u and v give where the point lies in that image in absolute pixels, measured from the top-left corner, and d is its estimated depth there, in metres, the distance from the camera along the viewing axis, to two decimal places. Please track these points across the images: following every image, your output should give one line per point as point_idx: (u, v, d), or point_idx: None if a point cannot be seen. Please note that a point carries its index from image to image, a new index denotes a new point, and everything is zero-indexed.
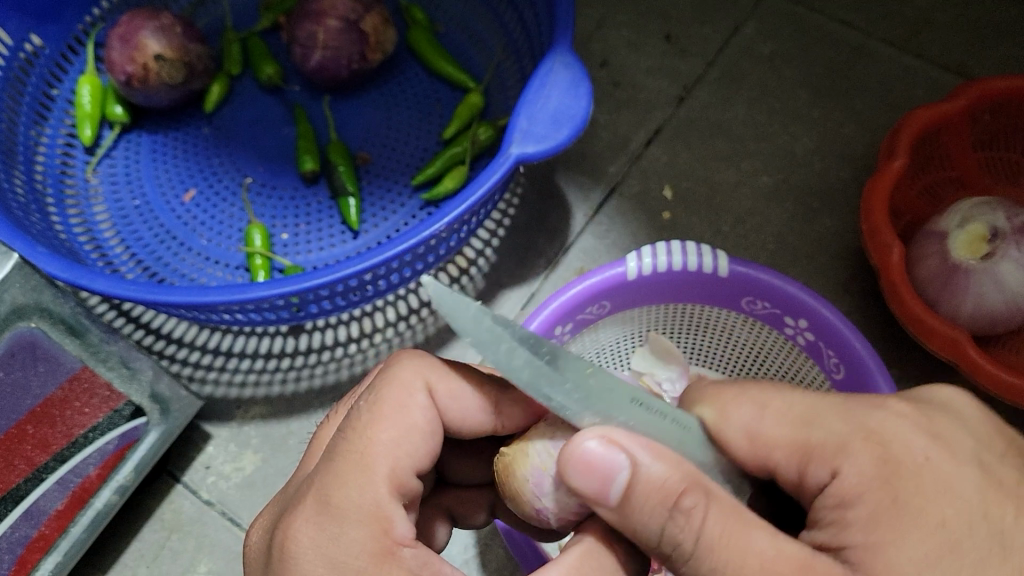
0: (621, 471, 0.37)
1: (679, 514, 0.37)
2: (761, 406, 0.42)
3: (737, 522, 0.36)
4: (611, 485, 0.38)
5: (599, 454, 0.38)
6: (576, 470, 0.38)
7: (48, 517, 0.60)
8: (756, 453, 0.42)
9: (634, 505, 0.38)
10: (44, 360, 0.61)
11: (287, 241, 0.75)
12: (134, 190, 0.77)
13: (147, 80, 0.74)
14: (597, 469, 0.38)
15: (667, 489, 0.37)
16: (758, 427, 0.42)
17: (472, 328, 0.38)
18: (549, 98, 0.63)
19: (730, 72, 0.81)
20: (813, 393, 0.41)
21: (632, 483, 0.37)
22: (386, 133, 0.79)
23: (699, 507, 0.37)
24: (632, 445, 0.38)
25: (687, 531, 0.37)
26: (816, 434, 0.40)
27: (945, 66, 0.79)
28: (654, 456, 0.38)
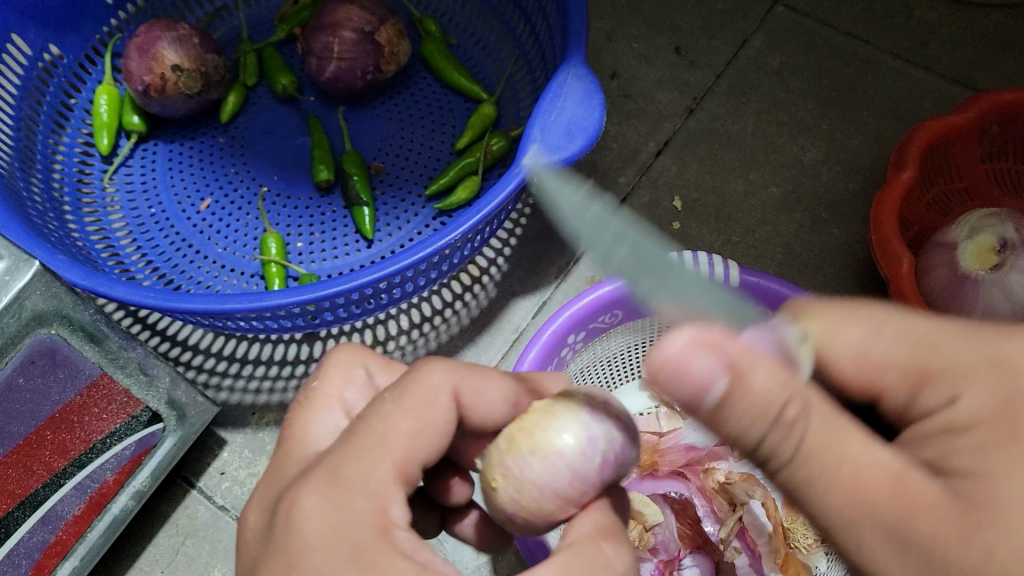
0: (718, 382, 0.32)
1: (781, 428, 0.32)
2: (872, 331, 0.38)
3: (839, 429, 0.32)
4: (710, 396, 0.32)
5: (696, 361, 0.32)
6: (667, 374, 0.32)
7: (66, 521, 0.60)
8: (864, 378, 0.38)
9: (730, 411, 0.32)
10: (63, 365, 0.61)
11: (302, 249, 0.76)
12: (150, 198, 0.78)
13: (164, 89, 0.75)
14: (697, 379, 0.32)
15: (768, 400, 0.32)
16: (869, 354, 0.38)
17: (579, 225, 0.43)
18: (563, 109, 0.64)
19: (739, 83, 0.82)
20: (918, 339, 0.37)
21: (730, 395, 0.32)
22: (400, 143, 0.80)
23: (803, 417, 0.32)
24: (729, 348, 0.32)
25: (790, 440, 0.32)
26: (935, 361, 0.36)
27: (952, 78, 0.80)
28: (755, 362, 0.32)
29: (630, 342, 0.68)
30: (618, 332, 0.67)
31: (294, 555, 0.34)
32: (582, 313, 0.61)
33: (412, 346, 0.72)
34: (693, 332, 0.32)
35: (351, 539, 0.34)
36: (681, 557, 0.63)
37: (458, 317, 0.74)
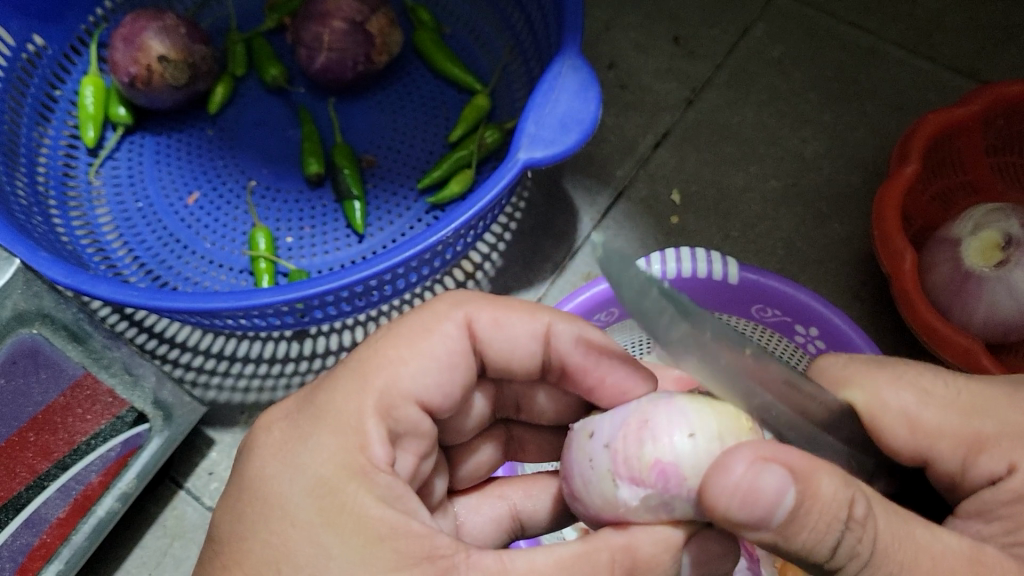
0: (787, 493, 0.34)
1: (854, 524, 0.35)
2: (921, 399, 0.45)
3: (902, 523, 0.37)
4: (776, 511, 0.34)
5: (761, 479, 0.34)
6: (736, 499, 0.35)
7: (49, 524, 0.58)
8: (917, 445, 0.45)
9: (801, 523, 0.35)
10: (46, 366, 0.61)
11: (291, 244, 0.75)
12: (138, 192, 0.77)
13: (150, 81, 0.73)
14: (764, 496, 0.34)
15: (839, 505, 0.35)
16: (918, 420, 0.44)
17: (637, 299, 0.34)
18: (558, 101, 0.62)
19: (740, 74, 0.80)
20: (966, 406, 0.44)
21: (799, 504, 0.34)
22: (392, 135, 0.78)
23: (868, 514, 0.36)
24: (788, 457, 0.35)
25: (864, 541, 0.36)
26: (987, 426, 0.44)
27: (956, 69, 0.79)
28: (815, 469, 0.35)
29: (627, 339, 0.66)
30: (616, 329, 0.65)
31: (269, 495, 0.39)
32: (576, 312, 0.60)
33: None
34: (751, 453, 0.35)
35: (318, 475, 0.39)
36: None
37: None
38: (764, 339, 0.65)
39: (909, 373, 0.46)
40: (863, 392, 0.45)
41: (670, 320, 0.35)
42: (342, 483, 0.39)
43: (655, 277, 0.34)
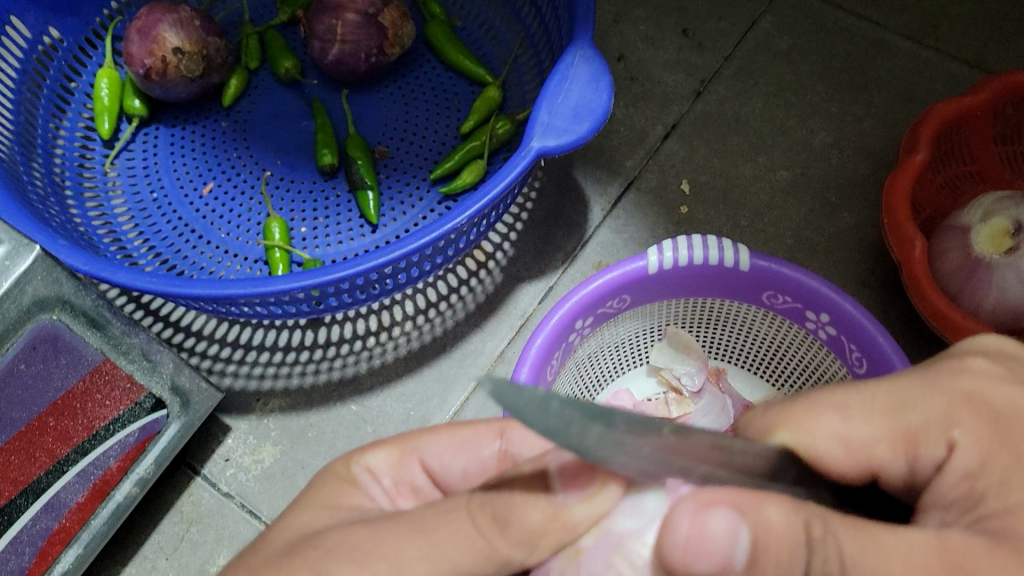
0: (738, 537, 0.30)
1: (815, 546, 0.31)
2: (843, 415, 0.39)
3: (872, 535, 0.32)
4: (734, 555, 0.30)
5: (711, 529, 0.30)
6: (692, 555, 0.30)
7: (69, 509, 0.59)
8: (855, 462, 0.39)
9: (764, 567, 0.31)
10: (65, 351, 0.59)
11: (306, 234, 0.75)
12: (152, 183, 0.77)
13: (166, 73, 0.74)
14: (712, 549, 0.30)
15: (790, 533, 0.31)
16: (850, 438, 0.38)
17: (538, 417, 0.28)
18: (570, 91, 0.62)
19: (748, 66, 0.81)
20: (890, 401, 0.39)
21: (754, 545, 0.30)
22: (404, 127, 0.79)
23: (830, 533, 0.31)
24: (722, 497, 0.31)
25: (831, 563, 0.31)
26: (913, 418, 0.38)
27: (964, 60, 0.79)
28: (756, 500, 0.31)
29: (638, 327, 0.68)
30: (626, 318, 0.66)
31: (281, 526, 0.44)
32: (589, 298, 0.60)
33: (418, 332, 0.72)
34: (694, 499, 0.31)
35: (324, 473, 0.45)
36: None
37: (464, 303, 0.73)
38: (775, 325, 0.65)
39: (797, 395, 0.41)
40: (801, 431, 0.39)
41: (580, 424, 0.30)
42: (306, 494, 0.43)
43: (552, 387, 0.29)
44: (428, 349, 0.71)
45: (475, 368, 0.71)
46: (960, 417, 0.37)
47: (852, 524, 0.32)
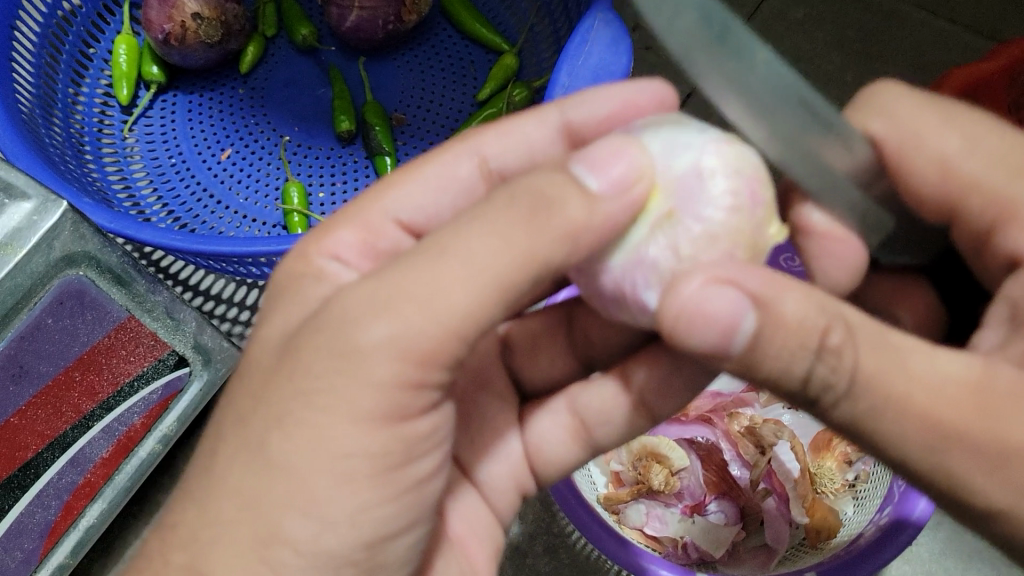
0: (745, 317, 0.30)
1: (828, 354, 0.31)
2: (965, 145, 0.42)
3: (893, 351, 0.33)
4: (734, 335, 0.31)
5: (715, 302, 0.30)
6: (687, 323, 0.31)
7: (94, 463, 0.61)
8: (946, 190, 0.42)
9: (764, 348, 0.31)
10: (91, 306, 0.59)
11: (324, 200, 0.76)
12: (171, 148, 0.78)
13: (185, 38, 0.74)
14: (713, 322, 0.30)
15: (804, 329, 0.31)
16: (951, 163, 0.42)
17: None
18: (590, 53, 0.63)
19: (763, 35, 0.81)
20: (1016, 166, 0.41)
21: (759, 330, 0.31)
22: (421, 94, 0.79)
23: (847, 342, 0.32)
24: (749, 281, 0.31)
25: (840, 371, 0.32)
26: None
27: (978, 31, 0.79)
28: (780, 290, 0.31)
29: None
30: None
31: None
32: None
33: None
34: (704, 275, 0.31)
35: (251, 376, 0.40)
36: (706, 502, 0.62)
37: None
38: None
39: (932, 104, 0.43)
40: (890, 120, 0.42)
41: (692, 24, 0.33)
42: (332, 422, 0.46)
43: None
44: None
45: None
46: None
47: (886, 341, 0.33)
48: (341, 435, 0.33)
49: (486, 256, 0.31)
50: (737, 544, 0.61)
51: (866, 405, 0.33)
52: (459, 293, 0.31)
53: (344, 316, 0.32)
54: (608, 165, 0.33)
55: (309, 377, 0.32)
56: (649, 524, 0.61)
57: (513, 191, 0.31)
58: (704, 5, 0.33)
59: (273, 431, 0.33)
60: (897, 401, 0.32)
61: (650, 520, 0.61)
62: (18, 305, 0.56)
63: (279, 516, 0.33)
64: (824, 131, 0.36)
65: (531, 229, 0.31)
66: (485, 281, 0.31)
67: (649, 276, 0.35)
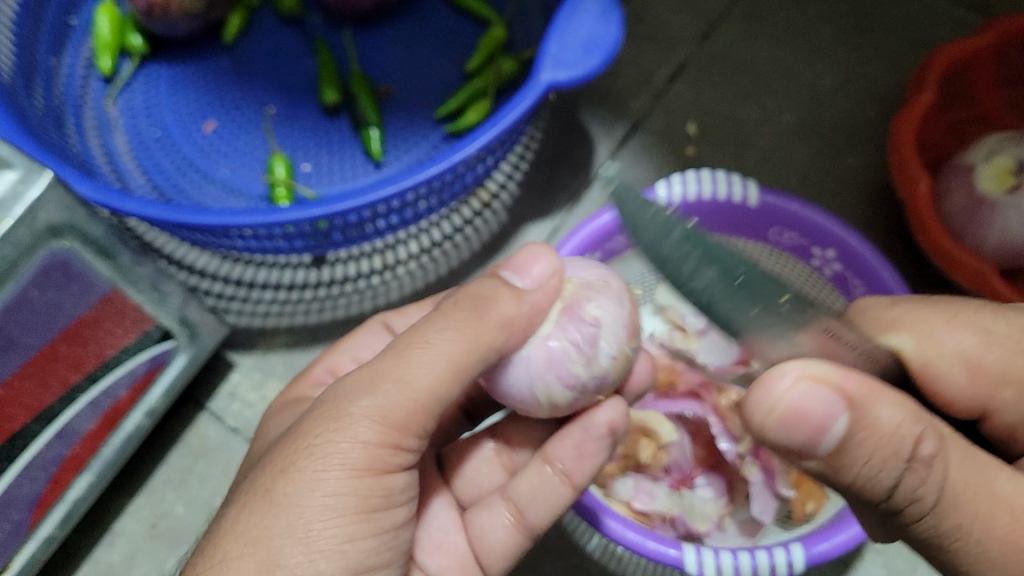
0: (837, 419, 0.35)
1: (918, 464, 0.35)
2: (981, 339, 0.43)
3: (975, 465, 0.36)
4: (826, 432, 0.35)
5: (809, 402, 0.34)
6: (789, 420, 0.35)
7: (80, 437, 0.62)
8: (976, 393, 0.43)
9: (852, 448, 0.36)
10: (77, 279, 0.56)
11: (310, 172, 0.75)
12: (154, 120, 0.77)
13: (168, 9, 0.72)
14: (811, 419, 0.35)
15: (893, 439, 0.35)
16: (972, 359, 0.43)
17: (644, 231, 0.39)
18: (581, 25, 0.62)
19: (756, 9, 0.80)
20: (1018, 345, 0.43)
21: (851, 432, 0.35)
22: (408, 67, 0.78)
23: (938, 452, 0.35)
24: (847, 383, 0.35)
25: (927, 480, 0.36)
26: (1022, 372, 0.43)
27: (970, 6, 0.78)
28: (878, 401, 0.35)
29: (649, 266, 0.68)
30: (636, 255, 0.66)
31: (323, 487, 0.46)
32: (600, 233, 0.60)
33: (422, 270, 0.72)
34: (801, 373, 0.35)
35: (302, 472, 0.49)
36: (694, 476, 0.62)
37: (468, 243, 0.73)
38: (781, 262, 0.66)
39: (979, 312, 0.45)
40: (908, 334, 0.44)
41: (693, 261, 0.38)
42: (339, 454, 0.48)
43: (677, 219, 0.38)
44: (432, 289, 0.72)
45: None
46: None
47: (972, 460, 0.36)
48: (320, 494, 0.39)
49: (446, 345, 0.41)
50: (723, 518, 0.61)
51: (950, 523, 0.36)
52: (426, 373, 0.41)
53: (365, 380, 0.41)
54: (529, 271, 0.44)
55: (330, 436, 0.40)
56: (636, 497, 0.61)
57: (458, 298, 0.43)
58: (704, 246, 0.38)
59: (276, 480, 0.39)
60: (979, 523, 0.36)
61: (637, 493, 0.62)
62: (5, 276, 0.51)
63: (279, 546, 0.38)
64: (810, 314, 0.38)
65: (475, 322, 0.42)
66: (443, 364, 0.41)
67: (553, 348, 0.44)
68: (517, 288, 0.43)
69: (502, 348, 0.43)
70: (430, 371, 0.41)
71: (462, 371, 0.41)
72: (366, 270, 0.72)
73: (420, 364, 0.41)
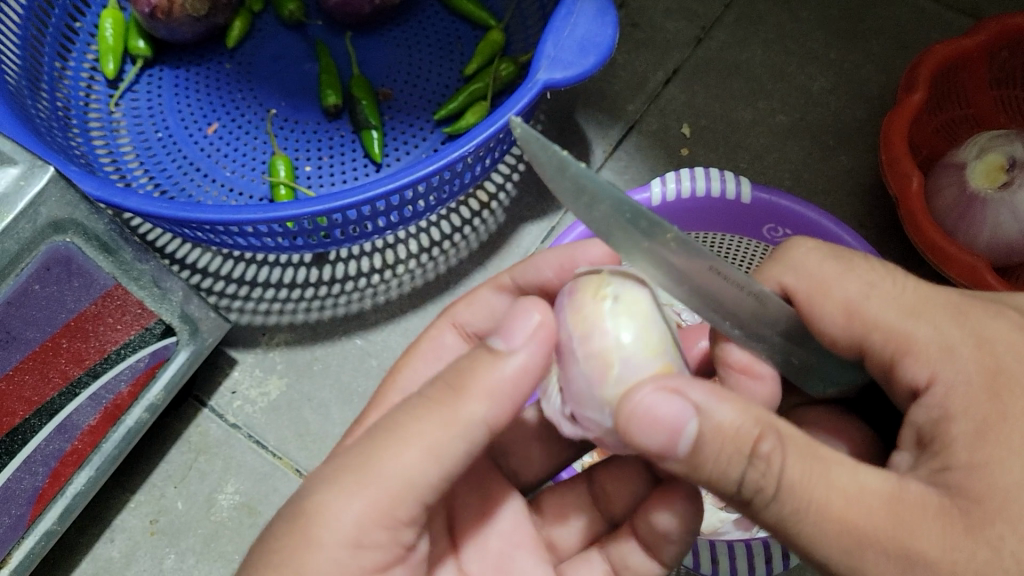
0: (688, 424, 0.35)
1: (759, 460, 0.34)
2: (866, 289, 0.42)
3: (817, 463, 0.35)
4: (679, 439, 0.35)
5: (659, 407, 0.35)
6: (636, 424, 0.35)
7: (81, 432, 0.62)
8: (853, 333, 0.42)
9: (706, 453, 0.35)
10: (79, 274, 0.57)
11: (311, 173, 0.76)
12: (157, 122, 0.78)
13: (171, 11, 0.73)
14: (661, 421, 0.35)
15: (738, 437, 0.34)
16: (858, 308, 0.41)
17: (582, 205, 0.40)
18: (576, 25, 0.63)
19: (749, 13, 0.81)
20: (913, 305, 0.40)
21: (701, 434, 0.35)
22: (407, 70, 0.80)
23: (777, 450, 0.35)
24: (694, 391, 0.35)
25: (768, 476, 0.35)
26: (923, 327, 0.39)
27: (961, 10, 0.79)
28: (718, 401, 0.35)
29: None
30: None
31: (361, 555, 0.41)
32: None
33: (421, 269, 0.73)
34: (656, 385, 0.36)
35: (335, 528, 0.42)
36: None
37: (467, 242, 0.74)
38: None
39: (849, 256, 0.43)
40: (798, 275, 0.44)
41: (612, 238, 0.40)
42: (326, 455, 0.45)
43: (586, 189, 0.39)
44: (430, 287, 0.73)
45: None
46: (956, 343, 0.38)
47: (810, 451, 0.35)
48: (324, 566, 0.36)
49: (430, 441, 0.36)
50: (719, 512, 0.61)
51: (791, 507, 0.35)
52: (410, 456, 0.36)
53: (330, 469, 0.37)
54: (514, 333, 0.37)
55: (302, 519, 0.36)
56: None
57: (437, 379, 0.37)
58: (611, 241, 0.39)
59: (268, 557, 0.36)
60: (815, 509, 0.35)
61: None
62: (7, 269, 0.52)
63: None
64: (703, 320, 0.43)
65: (449, 406, 0.36)
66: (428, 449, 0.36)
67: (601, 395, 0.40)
68: (497, 354, 0.36)
69: (487, 419, 0.36)
70: (409, 451, 0.36)
71: (446, 454, 0.36)
72: (366, 269, 0.73)
73: (393, 445, 0.36)
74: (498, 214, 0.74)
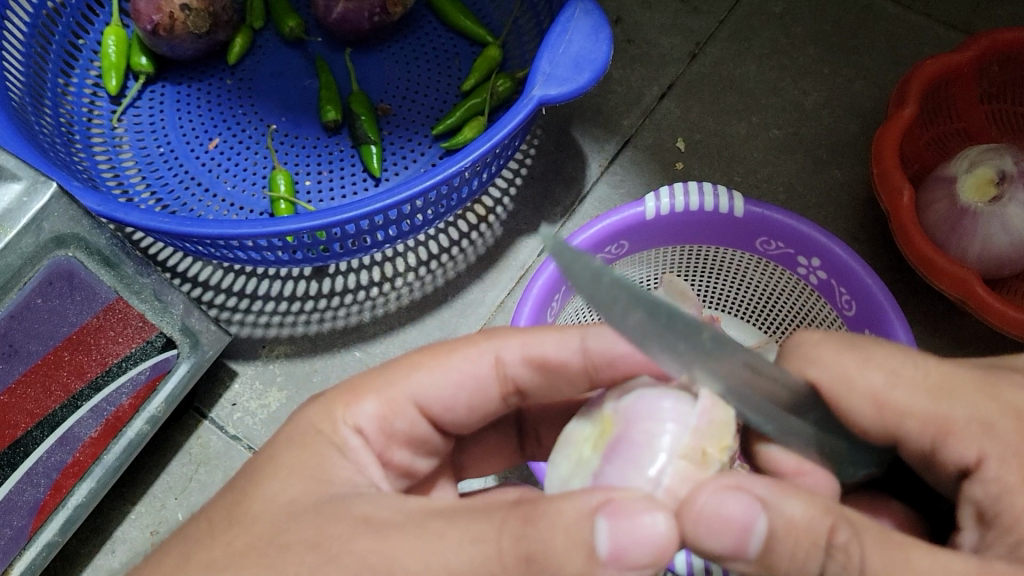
0: (757, 519, 0.33)
1: (835, 551, 0.33)
2: (889, 379, 0.41)
3: (896, 551, 0.33)
4: (750, 538, 0.33)
5: (728, 505, 0.33)
6: (705, 529, 0.33)
7: (83, 443, 0.62)
8: (882, 421, 0.41)
9: (778, 551, 0.33)
10: (80, 288, 0.58)
11: (310, 188, 0.77)
12: (159, 138, 0.79)
13: (173, 29, 0.74)
14: (730, 524, 0.33)
15: (812, 530, 0.33)
16: (884, 398, 0.41)
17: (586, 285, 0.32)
18: (571, 42, 0.64)
19: (741, 29, 0.82)
20: (935, 385, 0.40)
21: (771, 530, 0.33)
22: (406, 85, 0.81)
23: (852, 541, 0.33)
24: (757, 485, 0.34)
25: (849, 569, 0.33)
26: (954, 409, 0.39)
27: (951, 25, 0.80)
28: (783, 495, 0.34)
29: (641, 274, 0.70)
30: (628, 264, 0.68)
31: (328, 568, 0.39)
32: (592, 242, 0.62)
33: (419, 283, 0.74)
34: (716, 481, 0.34)
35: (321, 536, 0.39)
36: None
37: (464, 255, 0.75)
38: (768, 271, 0.68)
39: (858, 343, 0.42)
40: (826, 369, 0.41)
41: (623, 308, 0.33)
42: (323, 445, 0.40)
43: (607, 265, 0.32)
44: (429, 299, 0.74)
45: (476, 318, 0.73)
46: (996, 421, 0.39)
47: (889, 540, 0.33)
48: None
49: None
50: None
51: None
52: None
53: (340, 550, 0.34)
54: (626, 544, 0.31)
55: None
56: None
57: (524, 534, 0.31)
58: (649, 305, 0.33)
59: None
60: None
61: None
62: (9, 284, 0.54)
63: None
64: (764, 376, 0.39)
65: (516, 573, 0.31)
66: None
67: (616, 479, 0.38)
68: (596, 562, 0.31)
69: None
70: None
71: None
72: (365, 282, 0.74)
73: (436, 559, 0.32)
74: (495, 227, 0.75)
